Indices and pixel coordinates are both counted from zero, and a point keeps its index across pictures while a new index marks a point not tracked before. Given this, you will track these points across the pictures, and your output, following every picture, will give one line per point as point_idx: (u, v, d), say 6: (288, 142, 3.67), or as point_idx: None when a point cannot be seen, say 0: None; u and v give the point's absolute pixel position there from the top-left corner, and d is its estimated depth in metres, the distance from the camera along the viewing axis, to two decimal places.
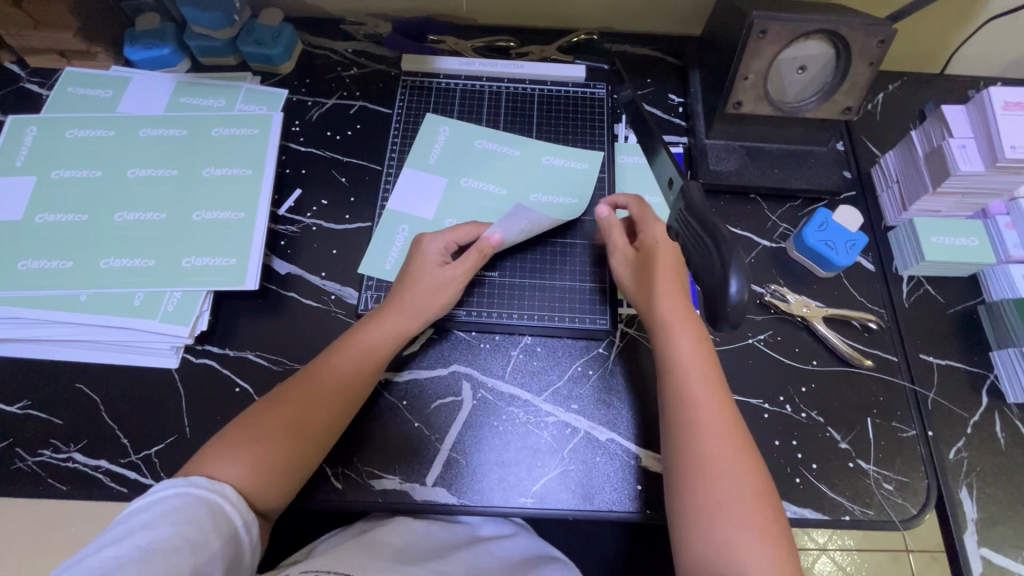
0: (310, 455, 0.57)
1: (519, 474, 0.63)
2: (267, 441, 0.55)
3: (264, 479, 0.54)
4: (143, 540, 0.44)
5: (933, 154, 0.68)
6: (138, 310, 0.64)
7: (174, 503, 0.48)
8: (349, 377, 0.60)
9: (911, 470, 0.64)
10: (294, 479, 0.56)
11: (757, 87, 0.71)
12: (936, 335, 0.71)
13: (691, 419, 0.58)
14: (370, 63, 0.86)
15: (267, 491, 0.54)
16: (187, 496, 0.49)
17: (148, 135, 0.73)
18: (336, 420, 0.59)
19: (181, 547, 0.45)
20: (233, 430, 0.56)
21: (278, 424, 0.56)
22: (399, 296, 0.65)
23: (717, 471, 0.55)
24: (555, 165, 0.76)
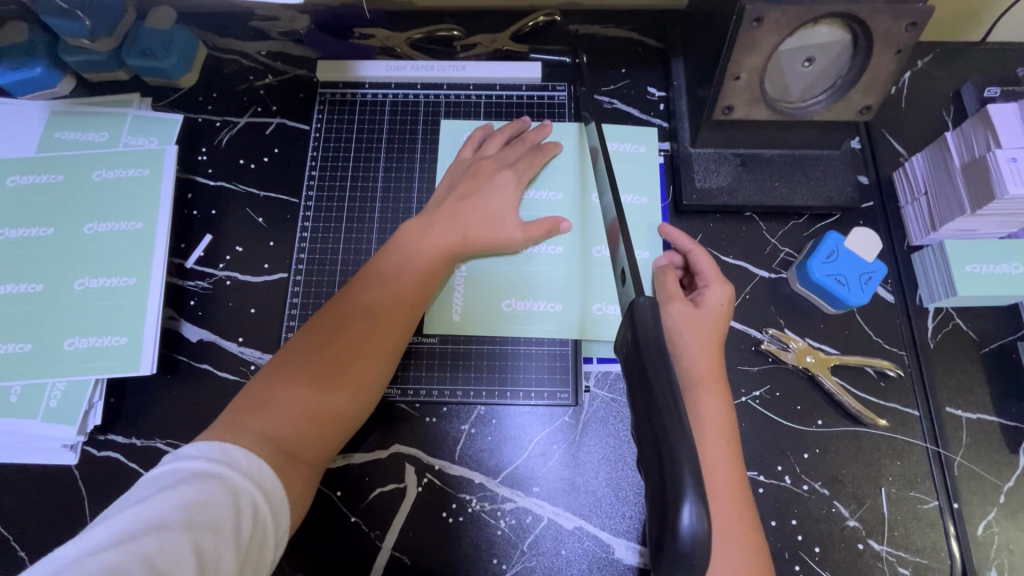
0: (332, 413, 0.50)
1: (471, 572, 0.55)
2: (285, 403, 0.49)
3: (281, 443, 0.47)
4: (142, 547, 0.38)
5: (976, 168, 0.55)
6: (15, 409, 0.55)
7: (190, 491, 0.41)
8: (388, 315, 0.54)
9: (932, 551, 0.55)
10: (315, 447, 0.49)
11: (752, 88, 0.56)
12: (967, 381, 0.60)
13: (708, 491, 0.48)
14: (287, 67, 0.71)
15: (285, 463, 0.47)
16: (209, 479, 0.42)
17: (18, 183, 0.61)
18: (379, 373, 0.53)
19: (172, 549, 0.38)
20: (250, 401, 0.50)
21: (318, 376, 0.51)
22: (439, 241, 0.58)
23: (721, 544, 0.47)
24: (542, 197, 0.63)
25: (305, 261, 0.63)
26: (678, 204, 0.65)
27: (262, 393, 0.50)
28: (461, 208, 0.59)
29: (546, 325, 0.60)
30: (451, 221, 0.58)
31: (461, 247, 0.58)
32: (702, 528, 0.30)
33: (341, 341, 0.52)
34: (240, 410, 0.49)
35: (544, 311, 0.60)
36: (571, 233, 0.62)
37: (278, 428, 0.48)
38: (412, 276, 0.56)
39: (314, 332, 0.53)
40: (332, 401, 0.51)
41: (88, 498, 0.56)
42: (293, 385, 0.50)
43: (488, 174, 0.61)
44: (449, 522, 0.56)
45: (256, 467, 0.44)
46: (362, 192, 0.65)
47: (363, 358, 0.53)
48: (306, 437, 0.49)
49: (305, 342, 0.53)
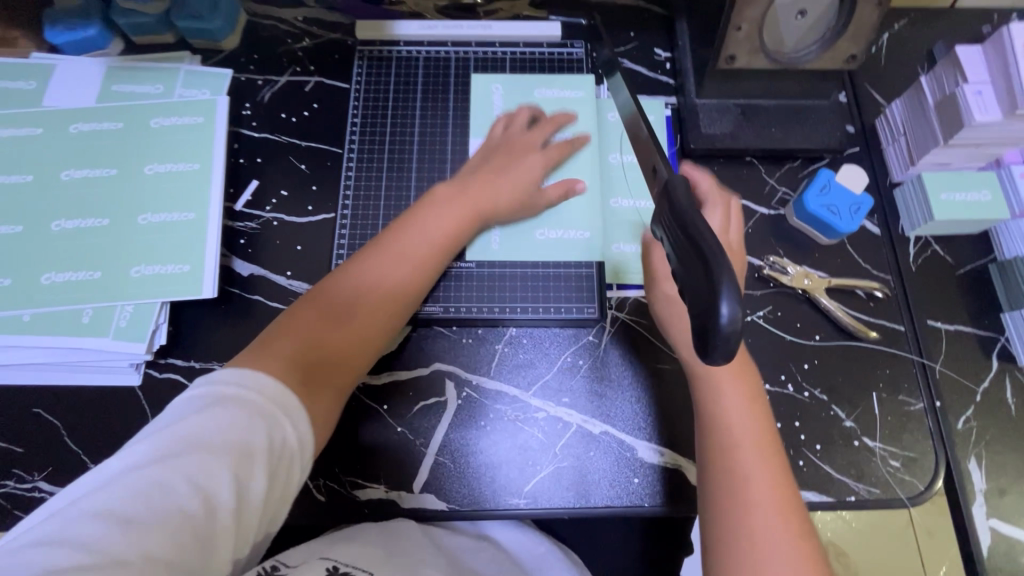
0: (353, 352, 0.53)
1: (510, 474, 0.60)
2: (307, 342, 0.51)
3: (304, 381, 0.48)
4: (184, 467, 0.39)
5: (945, 102, 0.63)
6: (88, 329, 0.59)
7: (225, 417, 0.42)
8: (415, 273, 0.58)
9: (919, 445, 0.62)
10: (333, 389, 0.51)
11: (752, 38, 0.63)
12: (946, 300, 0.67)
13: (725, 440, 0.52)
14: (323, 31, 0.77)
15: (315, 401, 0.48)
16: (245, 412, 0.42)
17: (81, 131, 0.66)
18: (391, 317, 0.57)
19: (207, 471, 0.39)
20: (269, 339, 0.51)
21: (342, 319, 0.53)
22: (460, 197, 0.63)
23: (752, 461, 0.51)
24: (564, 139, 0.70)
25: (349, 204, 0.69)
26: (686, 149, 0.72)
27: (281, 333, 0.51)
28: (492, 180, 0.64)
29: (573, 253, 0.66)
30: (471, 190, 0.63)
31: (484, 211, 0.63)
32: (737, 317, 0.31)
33: (374, 289, 0.56)
34: (259, 345, 0.50)
35: (568, 242, 0.66)
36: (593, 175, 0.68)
37: (300, 364, 0.49)
38: (438, 239, 0.60)
39: (341, 279, 0.56)
40: (348, 344, 0.53)
41: (154, 414, 0.61)
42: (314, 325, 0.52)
43: (513, 152, 0.67)
44: (486, 430, 0.62)
45: (280, 397, 0.45)
46: (401, 141, 0.71)
47: (381, 300, 0.56)
48: (330, 368, 0.51)
49: (331, 288, 0.55)
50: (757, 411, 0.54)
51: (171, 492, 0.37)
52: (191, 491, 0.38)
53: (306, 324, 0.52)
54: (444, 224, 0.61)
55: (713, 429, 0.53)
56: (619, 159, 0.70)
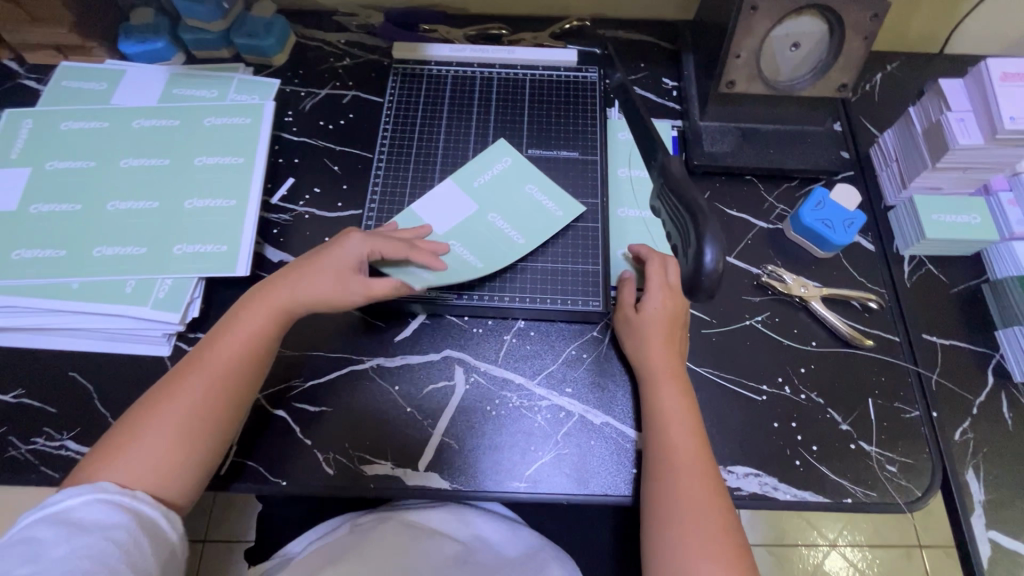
0: (217, 423, 0.56)
1: (512, 457, 0.62)
2: (164, 428, 0.54)
3: (151, 472, 0.52)
4: (74, 548, 0.45)
5: (931, 129, 0.67)
6: (129, 298, 0.64)
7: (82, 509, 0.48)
8: (250, 345, 0.59)
9: (916, 452, 0.63)
10: (199, 459, 0.55)
11: (749, 66, 0.70)
12: (940, 315, 0.70)
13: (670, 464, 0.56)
14: (363, 53, 0.86)
15: (157, 484, 0.52)
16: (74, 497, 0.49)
17: (141, 126, 0.73)
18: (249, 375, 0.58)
19: (105, 550, 0.46)
20: (120, 433, 0.54)
21: (205, 396, 0.56)
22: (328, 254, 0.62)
23: (687, 482, 0.55)
24: (534, 196, 0.71)
25: (376, 198, 0.72)
26: (690, 165, 0.77)
27: (129, 428, 0.54)
28: (311, 275, 0.61)
29: (581, 251, 0.69)
30: (276, 287, 0.61)
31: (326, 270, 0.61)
32: (720, 261, 0.41)
33: (200, 400, 0.56)
34: (110, 443, 0.53)
35: (564, 248, 0.70)
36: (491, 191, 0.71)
37: (154, 454, 0.53)
38: (265, 315, 0.60)
39: (192, 360, 0.58)
40: (210, 415, 0.56)
41: None
42: (171, 412, 0.55)
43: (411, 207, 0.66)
44: (491, 414, 0.64)
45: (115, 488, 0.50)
46: (427, 145, 0.76)
47: (227, 367, 0.57)
48: (190, 442, 0.54)
49: (178, 386, 0.56)
50: (694, 427, 0.59)
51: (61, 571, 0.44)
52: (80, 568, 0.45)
53: (157, 438, 0.53)
54: (312, 284, 0.61)
55: (660, 455, 0.57)
56: (626, 173, 0.76)
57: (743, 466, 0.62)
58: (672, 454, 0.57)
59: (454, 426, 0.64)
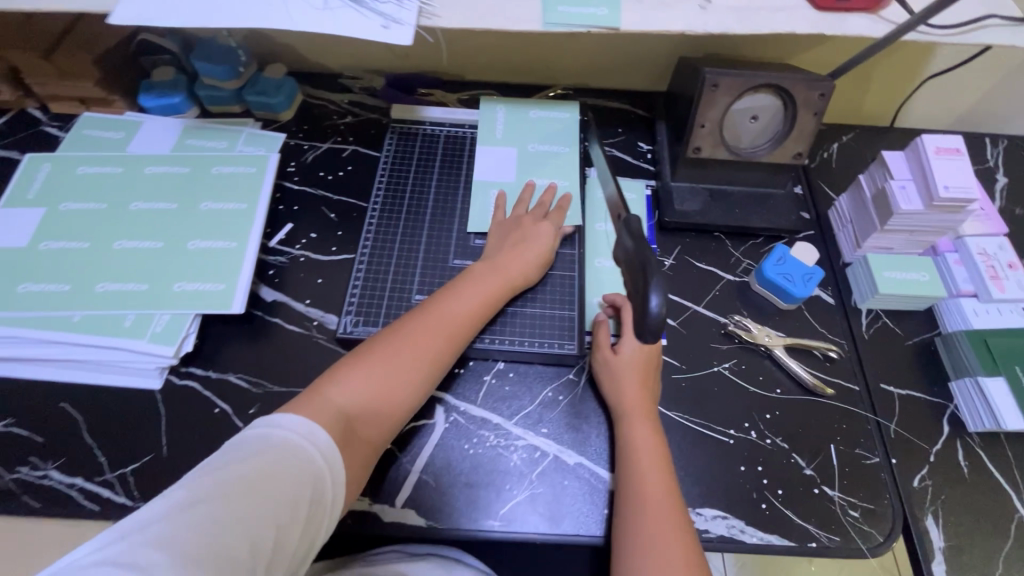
0: (399, 409, 0.59)
1: (487, 496, 0.64)
2: (364, 401, 0.56)
3: (346, 438, 0.53)
4: (232, 511, 0.43)
5: (878, 195, 0.74)
6: (126, 331, 0.67)
7: (274, 463, 0.47)
8: (457, 340, 0.63)
9: (878, 498, 0.65)
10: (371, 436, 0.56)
11: (714, 134, 0.77)
12: (896, 366, 0.74)
13: (635, 493, 0.58)
14: (364, 112, 0.93)
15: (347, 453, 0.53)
16: (287, 452, 0.49)
17: (153, 172, 0.79)
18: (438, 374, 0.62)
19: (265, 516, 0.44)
20: (319, 391, 0.55)
21: (396, 381, 0.59)
22: (498, 268, 0.70)
23: (650, 511, 0.56)
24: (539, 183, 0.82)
25: (369, 244, 0.77)
26: (662, 222, 0.83)
27: (327, 390, 0.55)
28: (499, 286, 0.68)
29: (558, 296, 0.74)
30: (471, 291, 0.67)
31: (501, 281, 0.69)
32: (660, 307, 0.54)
33: (421, 362, 0.60)
34: (313, 397, 0.54)
35: (544, 292, 0.74)
36: (573, 137, 0.87)
37: (352, 421, 0.54)
38: (472, 317, 0.65)
39: (383, 344, 0.61)
40: (397, 397, 0.58)
41: (167, 416, 0.67)
42: (371, 383, 0.57)
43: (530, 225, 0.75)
44: (468, 453, 0.66)
45: (310, 431, 0.51)
46: (419, 196, 0.82)
47: (429, 360, 0.61)
48: (373, 420, 0.57)
49: (369, 360, 0.59)
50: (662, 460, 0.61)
51: (218, 534, 0.42)
52: (243, 539, 0.43)
53: (341, 410, 0.54)
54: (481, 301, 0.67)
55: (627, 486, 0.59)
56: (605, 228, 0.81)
57: (711, 508, 0.64)
58: (639, 491, 0.58)
59: (432, 464, 0.65)
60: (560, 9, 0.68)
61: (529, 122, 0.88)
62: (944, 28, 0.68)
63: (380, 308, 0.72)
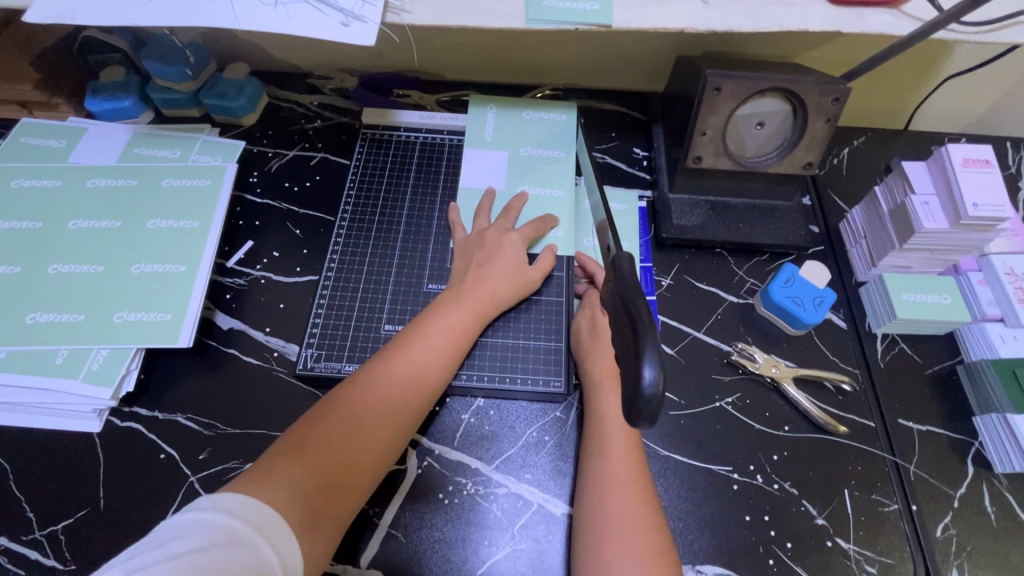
0: (363, 472, 0.52)
1: (464, 553, 0.57)
2: (317, 472, 0.49)
3: (303, 518, 0.46)
4: None
5: (897, 211, 0.67)
6: (59, 369, 0.60)
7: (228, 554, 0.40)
8: (422, 385, 0.57)
9: (896, 551, 0.59)
10: (336, 511, 0.49)
11: (715, 142, 0.70)
12: (916, 399, 0.67)
13: (601, 531, 0.52)
14: (335, 116, 0.85)
15: (305, 539, 0.46)
16: (228, 544, 0.41)
17: (96, 185, 0.71)
18: (403, 426, 0.55)
19: None
20: (265, 469, 0.48)
21: (352, 442, 0.52)
22: (462, 296, 0.63)
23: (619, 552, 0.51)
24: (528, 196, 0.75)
25: (335, 265, 0.70)
26: (659, 238, 0.76)
27: (274, 466, 0.48)
28: (470, 318, 0.62)
29: (543, 325, 0.68)
30: (434, 326, 0.60)
31: (471, 312, 0.62)
32: (659, 381, 0.37)
33: (384, 418, 0.54)
34: (258, 477, 0.47)
35: (529, 320, 0.68)
36: (571, 139, 0.79)
37: (308, 498, 0.47)
38: (439, 356, 0.59)
39: (338, 403, 0.54)
40: (359, 462, 0.52)
41: (107, 464, 0.60)
42: (324, 449, 0.50)
43: (496, 241, 0.68)
44: (443, 503, 0.60)
45: (257, 515, 0.44)
46: (391, 212, 0.75)
47: (390, 411, 0.55)
48: (334, 492, 0.50)
49: (321, 423, 0.52)
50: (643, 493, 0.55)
51: None
52: None
53: (291, 488, 0.47)
54: (450, 337, 0.60)
55: (594, 521, 0.54)
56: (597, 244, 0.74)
57: (712, 565, 0.57)
58: (605, 529, 0.53)
59: (404, 517, 0.59)
60: (544, 4, 0.60)
61: (522, 124, 0.80)
62: (974, 27, 0.61)
63: (345, 341, 0.65)
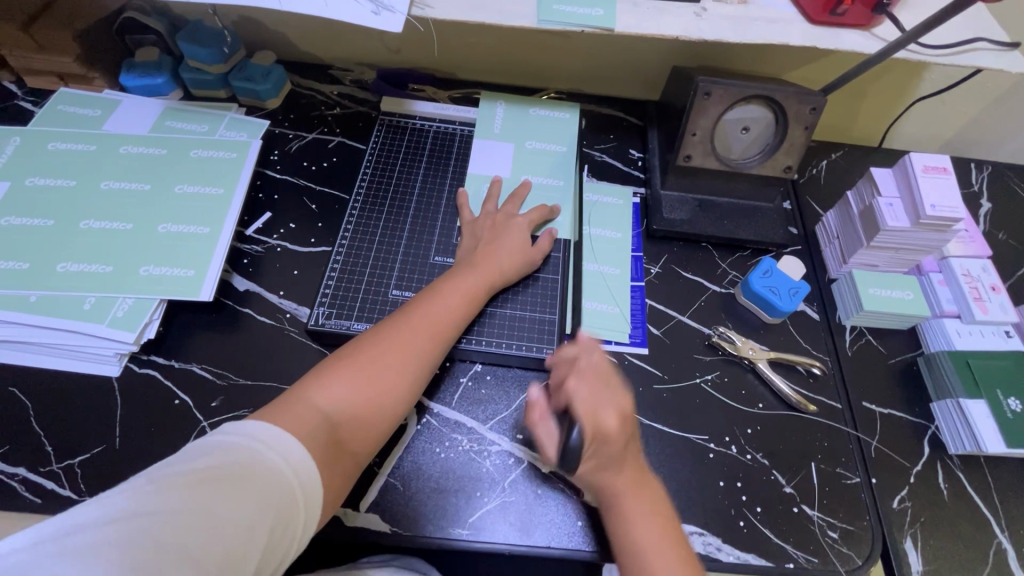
0: (378, 413, 0.56)
1: (457, 503, 0.61)
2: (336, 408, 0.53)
3: (324, 445, 0.50)
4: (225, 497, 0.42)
5: (866, 212, 0.73)
6: (86, 314, 0.64)
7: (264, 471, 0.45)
8: (433, 340, 0.62)
9: (856, 519, 0.63)
10: (352, 445, 0.53)
11: (704, 142, 0.76)
12: (880, 386, 0.73)
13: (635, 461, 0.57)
14: (353, 105, 0.91)
15: (326, 465, 0.50)
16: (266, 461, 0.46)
17: (129, 152, 0.76)
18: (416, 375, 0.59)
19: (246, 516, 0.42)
20: (289, 402, 0.52)
21: (369, 385, 0.56)
22: (472, 266, 0.68)
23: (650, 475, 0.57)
24: None
25: (349, 236, 0.75)
26: (650, 230, 0.82)
27: (297, 400, 0.52)
28: (478, 285, 0.67)
29: (540, 300, 0.73)
30: (445, 290, 0.66)
31: (478, 280, 0.68)
32: None
33: (401, 369, 0.58)
34: (283, 409, 0.51)
35: (527, 294, 0.73)
36: (571, 137, 0.86)
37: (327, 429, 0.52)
38: (449, 316, 0.64)
39: (357, 351, 0.58)
40: (374, 403, 0.56)
41: (124, 406, 0.63)
42: (344, 389, 0.55)
43: (504, 223, 0.74)
44: (440, 457, 0.64)
45: (285, 440, 0.47)
46: (404, 191, 0.80)
47: (404, 360, 0.59)
48: (350, 428, 0.54)
49: (341, 366, 0.56)
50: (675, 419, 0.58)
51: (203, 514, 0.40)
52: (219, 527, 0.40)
53: (313, 418, 0.51)
54: (459, 301, 0.65)
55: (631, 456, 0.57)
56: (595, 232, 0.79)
57: (687, 524, 0.62)
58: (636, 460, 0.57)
59: (402, 468, 0.63)
60: (554, 8, 0.67)
61: (528, 120, 0.87)
62: (936, 49, 0.68)
63: (355, 302, 0.70)
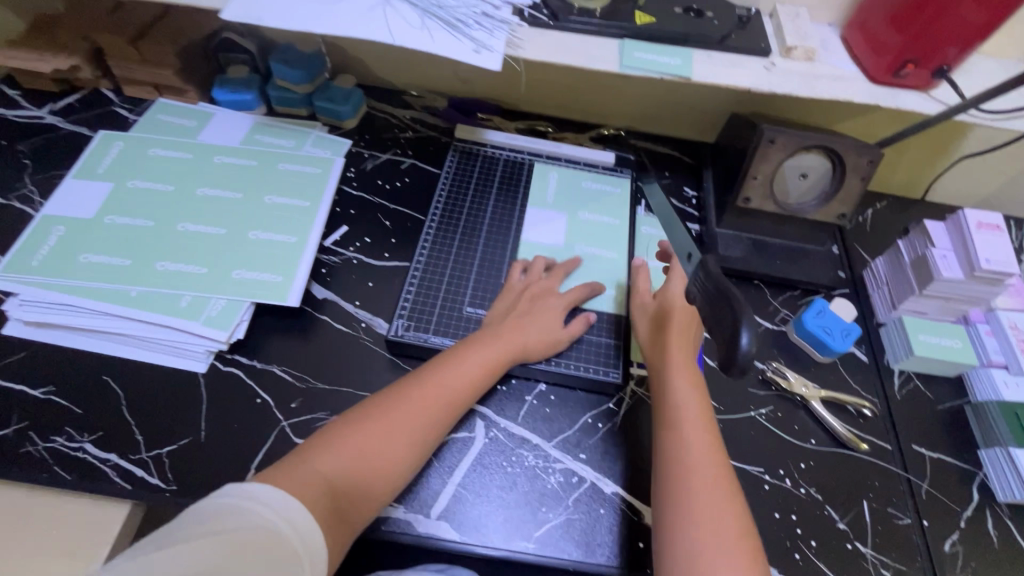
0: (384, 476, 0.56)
1: (523, 516, 0.63)
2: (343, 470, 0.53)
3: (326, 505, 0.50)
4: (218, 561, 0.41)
5: (919, 261, 0.77)
6: (181, 311, 0.68)
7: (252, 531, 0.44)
8: (445, 408, 0.62)
9: (908, 559, 0.65)
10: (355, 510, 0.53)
11: (764, 186, 0.81)
12: (928, 430, 0.75)
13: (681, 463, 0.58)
14: (425, 130, 0.97)
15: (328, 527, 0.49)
16: (258, 520, 0.45)
17: (222, 161, 0.81)
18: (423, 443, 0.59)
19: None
20: (296, 461, 0.52)
21: (379, 448, 0.56)
22: (494, 337, 0.69)
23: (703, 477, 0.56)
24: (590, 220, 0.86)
25: (425, 253, 0.79)
26: None
27: (303, 459, 0.52)
28: (498, 357, 0.67)
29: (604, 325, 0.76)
30: (463, 358, 0.65)
31: (499, 352, 0.67)
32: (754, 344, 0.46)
33: (411, 437, 0.58)
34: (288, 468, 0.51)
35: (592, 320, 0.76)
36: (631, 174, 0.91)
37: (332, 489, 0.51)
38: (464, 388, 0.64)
39: (370, 413, 0.58)
40: (382, 468, 0.56)
41: (209, 401, 0.66)
42: (353, 450, 0.55)
43: (539, 295, 0.74)
44: (507, 470, 0.66)
45: (281, 498, 0.47)
46: (475, 214, 0.84)
47: (416, 425, 0.59)
48: (354, 492, 0.53)
49: (353, 427, 0.57)
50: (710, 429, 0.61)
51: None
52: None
53: (318, 479, 0.51)
54: (477, 370, 0.65)
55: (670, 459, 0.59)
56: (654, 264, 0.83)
57: None
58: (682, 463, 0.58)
59: (470, 479, 0.65)
60: (636, 54, 0.72)
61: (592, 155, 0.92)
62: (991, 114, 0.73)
63: (432, 316, 0.73)
